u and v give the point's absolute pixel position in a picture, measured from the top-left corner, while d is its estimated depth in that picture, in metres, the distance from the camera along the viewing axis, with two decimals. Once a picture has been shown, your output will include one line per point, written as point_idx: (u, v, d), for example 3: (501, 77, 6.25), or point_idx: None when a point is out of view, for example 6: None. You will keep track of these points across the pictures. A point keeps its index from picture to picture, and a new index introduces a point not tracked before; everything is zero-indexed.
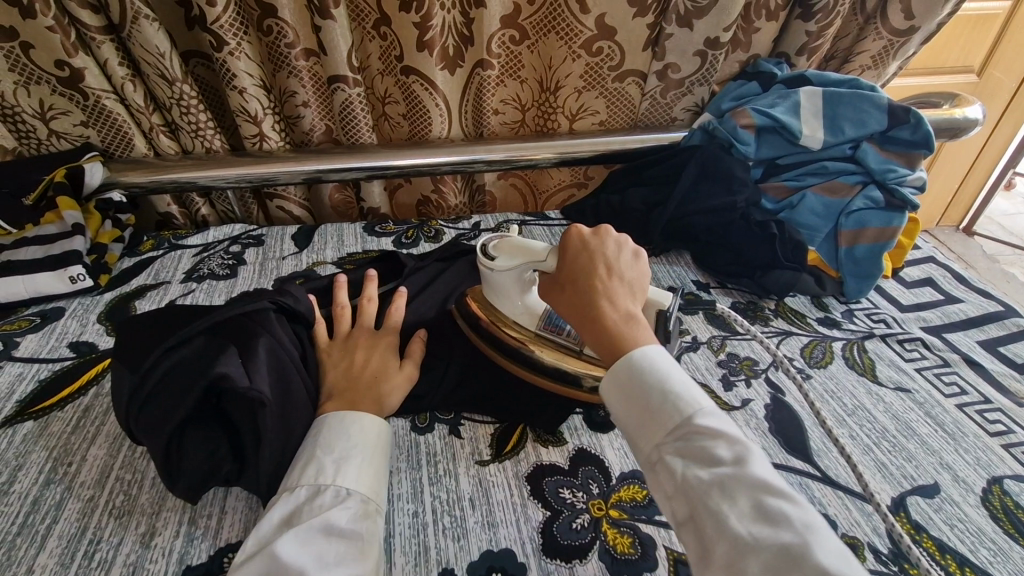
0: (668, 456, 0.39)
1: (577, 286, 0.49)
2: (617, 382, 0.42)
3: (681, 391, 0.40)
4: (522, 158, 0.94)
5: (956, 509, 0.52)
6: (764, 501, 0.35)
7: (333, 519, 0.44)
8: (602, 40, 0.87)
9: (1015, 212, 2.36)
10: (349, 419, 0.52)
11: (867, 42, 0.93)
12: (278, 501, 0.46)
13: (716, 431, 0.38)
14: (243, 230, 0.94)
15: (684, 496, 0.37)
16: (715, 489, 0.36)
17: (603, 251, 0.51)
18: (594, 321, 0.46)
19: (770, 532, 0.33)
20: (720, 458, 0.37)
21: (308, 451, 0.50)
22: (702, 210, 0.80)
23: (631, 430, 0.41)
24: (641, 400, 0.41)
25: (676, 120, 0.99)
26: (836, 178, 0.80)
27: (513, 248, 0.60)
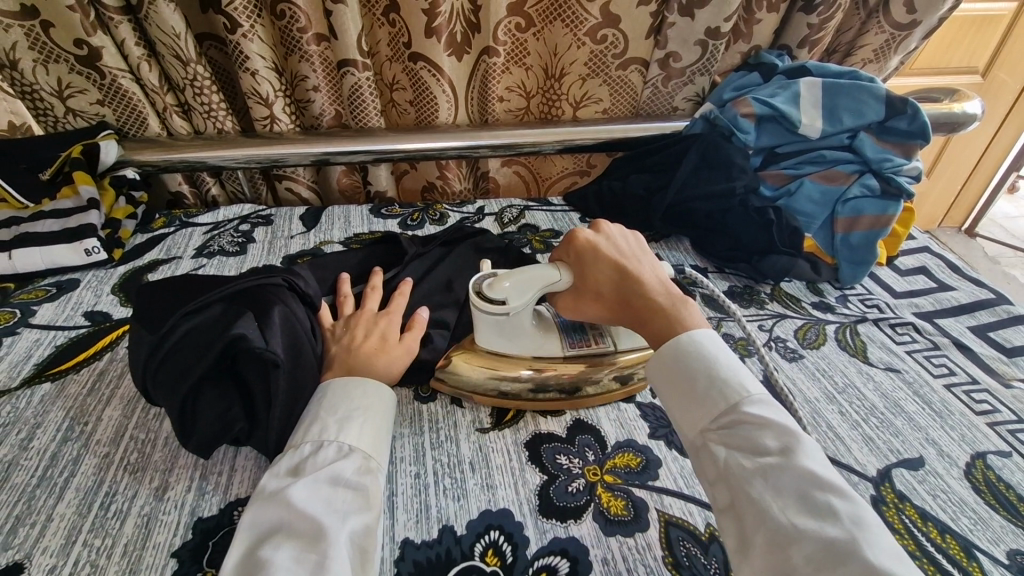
0: (714, 442, 0.46)
1: (611, 284, 0.58)
2: (667, 371, 0.51)
3: (732, 385, 0.48)
4: (526, 144, 0.96)
5: (939, 481, 0.54)
6: (811, 494, 0.40)
7: (338, 473, 0.47)
8: (606, 28, 0.89)
9: (1019, 215, 2.37)
10: (350, 382, 0.54)
11: (868, 36, 0.94)
12: (284, 456, 0.49)
13: (763, 422, 0.45)
14: (252, 210, 0.97)
15: (729, 480, 0.44)
16: (760, 476, 0.42)
17: (612, 248, 0.60)
18: (647, 317, 0.56)
19: (814, 523, 0.39)
20: (768, 448, 0.43)
21: (311, 412, 0.52)
22: (702, 196, 0.82)
23: (680, 416, 0.50)
24: (689, 387, 0.49)
25: (677, 110, 1.01)
26: (834, 166, 0.81)
27: (524, 280, 0.57)
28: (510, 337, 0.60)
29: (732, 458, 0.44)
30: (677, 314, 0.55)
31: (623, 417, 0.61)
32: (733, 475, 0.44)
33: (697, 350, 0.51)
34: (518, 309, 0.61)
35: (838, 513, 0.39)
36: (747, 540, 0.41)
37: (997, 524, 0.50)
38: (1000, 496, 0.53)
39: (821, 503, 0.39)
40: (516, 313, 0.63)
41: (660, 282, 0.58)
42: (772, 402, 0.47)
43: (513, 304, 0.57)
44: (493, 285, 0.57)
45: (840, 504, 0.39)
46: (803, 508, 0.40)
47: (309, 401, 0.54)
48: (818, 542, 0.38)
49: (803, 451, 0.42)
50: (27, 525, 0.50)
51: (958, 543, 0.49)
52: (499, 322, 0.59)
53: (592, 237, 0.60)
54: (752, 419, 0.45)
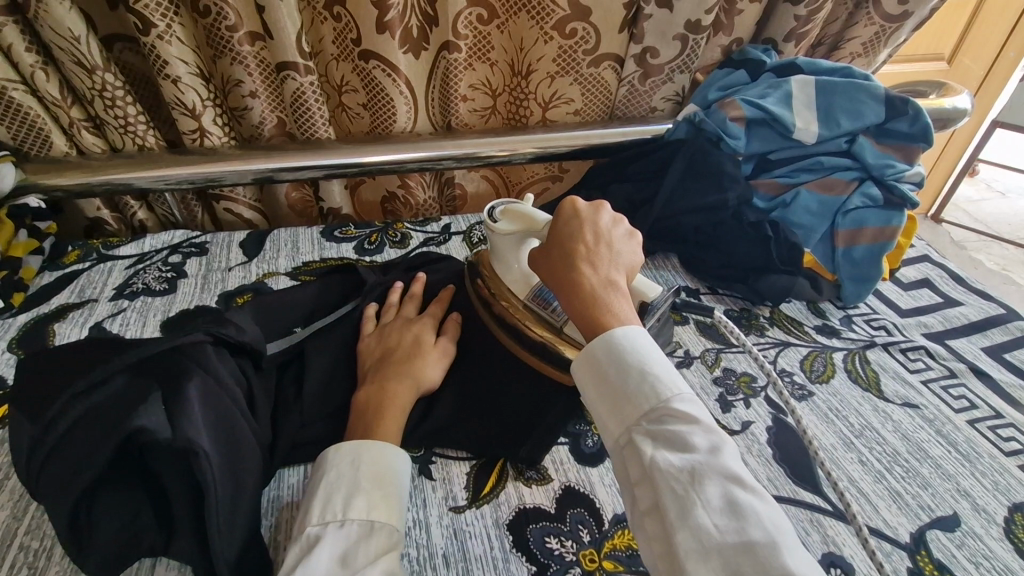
0: (638, 438, 0.37)
1: (562, 255, 0.47)
2: (593, 359, 0.40)
3: (659, 375, 0.39)
4: (494, 154, 0.86)
5: (979, 544, 0.48)
6: (732, 496, 0.33)
7: (394, 564, 0.41)
8: (576, 20, 0.79)
9: (981, 198, 2.40)
10: (396, 450, 0.48)
11: (856, 28, 0.88)
12: (326, 536, 0.42)
13: (691, 418, 0.37)
14: (184, 237, 0.84)
15: (649, 482, 0.36)
16: (684, 477, 0.35)
17: (593, 222, 0.49)
18: (568, 286, 0.45)
19: (737, 530, 0.32)
20: (695, 445, 0.36)
21: (351, 478, 0.45)
22: (691, 211, 0.74)
23: (601, 413, 0.40)
24: (616, 383, 0.39)
25: (655, 111, 0.93)
26: (831, 173, 0.74)
27: (515, 213, 0.57)
28: (504, 264, 0.59)
29: (656, 457, 0.36)
30: (602, 297, 0.44)
31: None
32: (657, 476, 0.35)
33: (628, 340, 0.40)
34: (506, 254, 0.58)
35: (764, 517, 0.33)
36: (668, 546, 0.34)
37: None
38: None
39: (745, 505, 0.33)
40: (507, 265, 0.58)
41: (625, 271, 0.47)
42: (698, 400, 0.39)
43: (500, 230, 0.57)
44: (503, 212, 0.58)
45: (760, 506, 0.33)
46: (721, 512, 0.33)
47: (335, 459, 0.46)
48: (741, 550, 0.32)
49: (730, 449, 0.35)
50: None
51: None
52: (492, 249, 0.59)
53: (581, 206, 0.50)
54: (678, 415, 0.37)
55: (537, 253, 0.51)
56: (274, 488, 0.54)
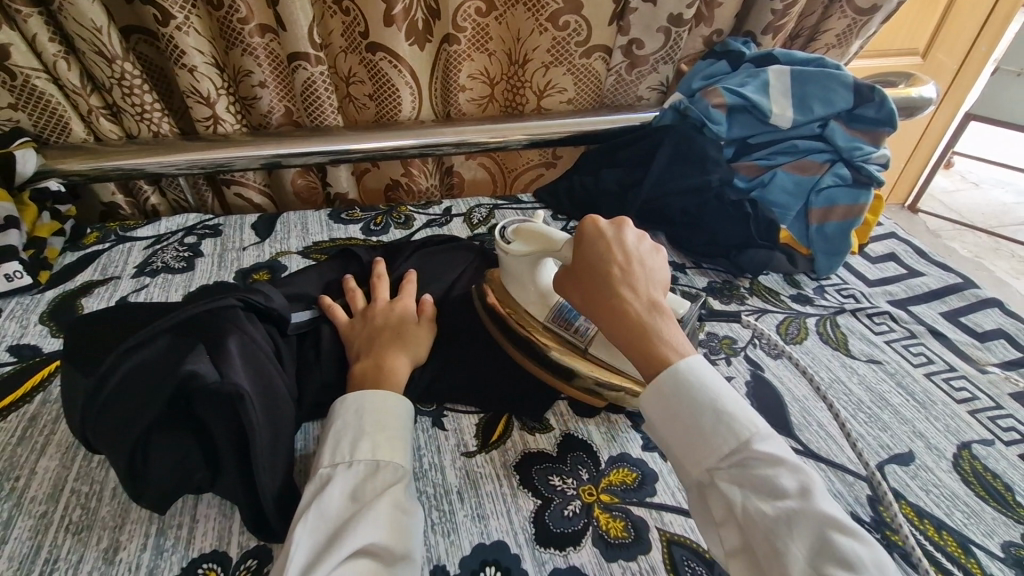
0: (723, 483, 0.43)
1: (594, 278, 0.51)
2: (663, 397, 0.45)
3: (737, 418, 0.44)
4: (492, 141, 0.92)
5: (930, 475, 0.54)
6: (828, 535, 0.38)
7: (399, 496, 0.46)
8: (568, 14, 0.84)
9: (955, 189, 2.51)
10: (397, 399, 0.52)
11: (830, 21, 0.94)
12: (337, 475, 0.46)
13: (774, 458, 0.42)
14: (198, 220, 0.88)
15: (741, 520, 0.41)
16: (780, 521, 0.40)
17: (622, 243, 0.52)
18: (615, 312, 0.49)
19: (835, 566, 0.37)
20: (784, 489, 0.41)
21: (356, 425, 0.49)
22: (676, 191, 0.80)
23: (680, 453, 0.45)
24: (692, 422, 0.45)
25: (642, 99, 0.98)
26: (806, 156, 0.80)
27: (531, 235, 0.59)
28: (521, 285, 0.62)
29: (747, 503, 0.41)
30: (651, 327, 0.48)
31: (614, 430, 0.58)
32: (749, 520, 0.41)
33: (701, 381, 0.45)
34: (523, 273, 0.61)
35: (862, 558, 0.37)
36: None
37: (989, 516, 0.51)
38: (988, 487, 0.54)
39: (843, 546, 0.37)
40: (524, 284, 0.61)
41: (660, 288, 0.52)
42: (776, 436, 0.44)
43: (516, 252, 0.60)
44: (516, 233, 0.61)
45: (856, 543, 0.38)
46: (821, 555, 0.38)
47: (342, 410, 0.51)
48: None
49: (819, 491, 0.40)
50: None
51: (955, 539, 0.49)
52: (509, 267, 0.62)
53: (603, 225, 0.53)
54: (762, 456, 0.42)
55: (566, 273, 0.55)
56: (301, 438, 0.58)
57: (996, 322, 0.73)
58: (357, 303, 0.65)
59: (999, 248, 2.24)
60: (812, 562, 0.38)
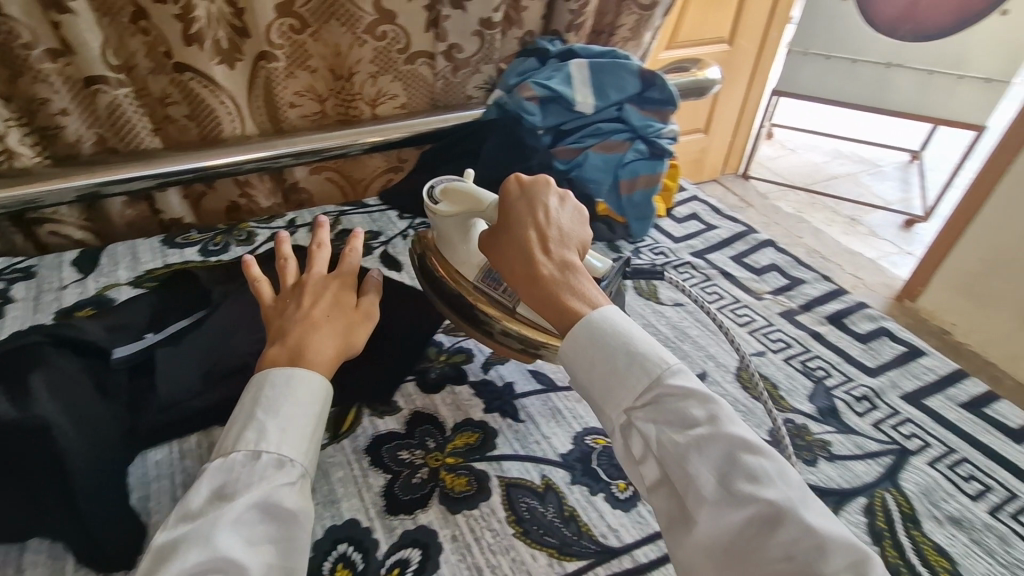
0: (643, 420, 0.45)
1: (512, 239, 0.55)
2: (581, 344, 0.48)
3: (646, 355, 0.46)
4: (328, 148, 0.93)
5: (718, 388, 0.65)
6: (738, 457, 0.41)
7: (274, 496, 0.43)
8: (384, 24, 0.88)
9: (777, 155, 2.90)
10: (308, 385, 0.49)
11: (624, 18, 1.07)
12: (226, 457, 0.44)
13: (685, 392, 0.44)
14: (7, 264, 0.81)
15: (664, 455, 0.43)
16: (694, 447, 0.42)
17: (539, 202, 0.56)
18: (529, 272, 0.52)
19: (751, 485, 0.40)
20: (696, 418, 0.43)
21: (255, 407, 0.47)
22: (501, 178, 0.88)
23: (602, 395, 0.47)
24: (607, 363, 0.47)
25: (471, 98, 1.04)
26: (609, 136, 0.90)
27: (459, 195, 0.62)
28: (454, 247, 0.65)
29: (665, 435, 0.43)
30: (564, 283, 0.51)
31: (459, 398, 0.63)
32: (668, 451, 0.43)
33: (608, 323, 0.48)
34: (453, 236, 0.65)
35: (774, 474, 0.40)
36: (686, 511, 0.42)
37: (759, 411, 0.63)
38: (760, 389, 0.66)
39: (753, 466, 0.40)
40: (456, 247, 0.65)
41: (574, 247, 0.56)
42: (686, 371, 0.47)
43: (444, 213, 0.63)
44: (444, 194, 0.64)
45: (767, 463, 0.41)
46: (739, 475, 0.41)
47: (250, 389, 0.49)
48: (758, 506, 0.39)
49: (725, 418, 0.43)
50: None
51: None
52: (439, 229, 0.65)
53: (521, 188, 0.57)
54: (675, 391, 0.44)
55: (489, 235, 0.58)
56: (139, 468, 0.58)
57: (771, 259, 0.88)
58: (289, 275, 0.61)
59: (814, 201, 2.62)
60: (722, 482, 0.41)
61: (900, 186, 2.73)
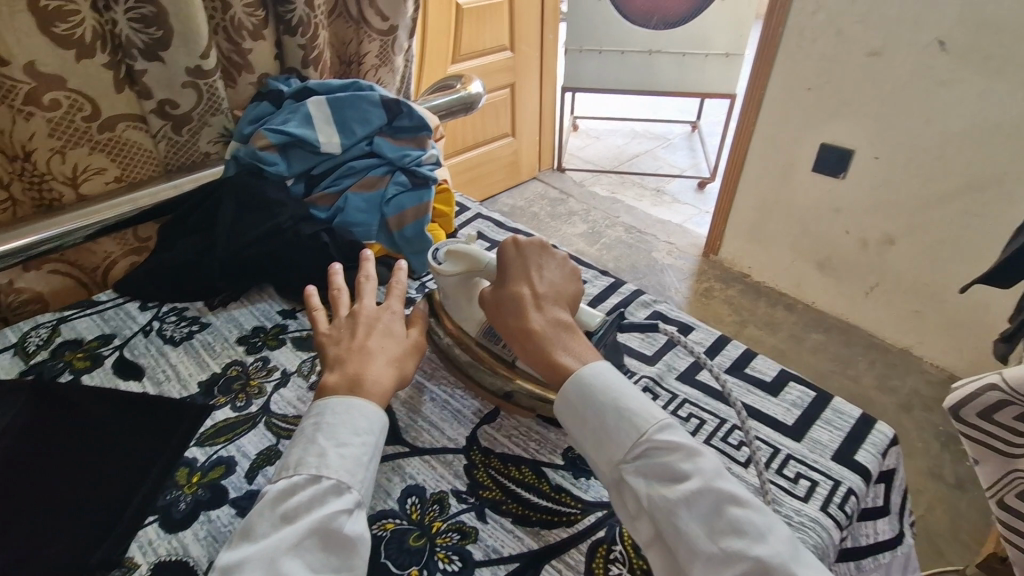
0: (631, 477, 0.48)
1: (501, 299, 0.59)
2: (572, 399, 0.51)
3: (635, 410, 0.49)
4: (24, 244, 0.73)
5: (512, 422, 0.63)
6: (727, 511, 0.44)
7: (329, 521, 0.45)
8: (53, 91, 0.72)
9: (585, 145, 3.10)
10: (370, 409, 0.51)
11: (367, 45, 1.01)
12: (276, 486, 0.47)
13: (673, 444, 0.47)
14: None
15: (657, 515, 0.46)
16: (682, 505, 0.44)
17: (526, 256, 0.61)
18: (518, 331, 0.57)
19: (739, 541, 0.43)
20: (684, 473, 0.46)
21: (318, 429, 0.50)
22: (249, 243, 0.78)
23: (592, 450, 0.50)
24: (597, 420, 0.50)
25: (210, 155, 0.90)
26: (366, 174, 0.84)
27: (458, 255, 0.64)
28: (458, 306, 0.66)
29: (652, 493, 0.46)
30: (551, 338, 0.55)
31: (214, 527, 0.54)
32: (657, 511, 0.45)
33: (598, 379, 0.51)
34: (457, 295, 0.66)
35: (757, 528, 0.43)
36: (681, 569, 0.45)
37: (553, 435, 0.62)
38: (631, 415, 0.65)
39: (740, 521, 0.43)
40: (461, 305, 0.66)
41: (560, 299, 0.59)
42: (673, 421, 0.49)
43: (446, 272, 0.65)
44: (446, 255, 0.65)
45: (753, 515, 0.44)
46: (723, 535, 0.43)
47: (327, 407, 0.51)
48: (746, 564, 0.42)
49: (711, 470, 0.46)
50: None
51: (530, 468, 0.59)
52: (447, 290, 0.66)
53: (513, 244, 0.62)
54: (663, 444, 0.47)
55: (484, 295, 0.62)
56: None
57: None
58: (341, 306, 0.62)
59: (624, 181, 2.84)
60: (712, 539, 0.43)
61: (689, 154, 3.07)
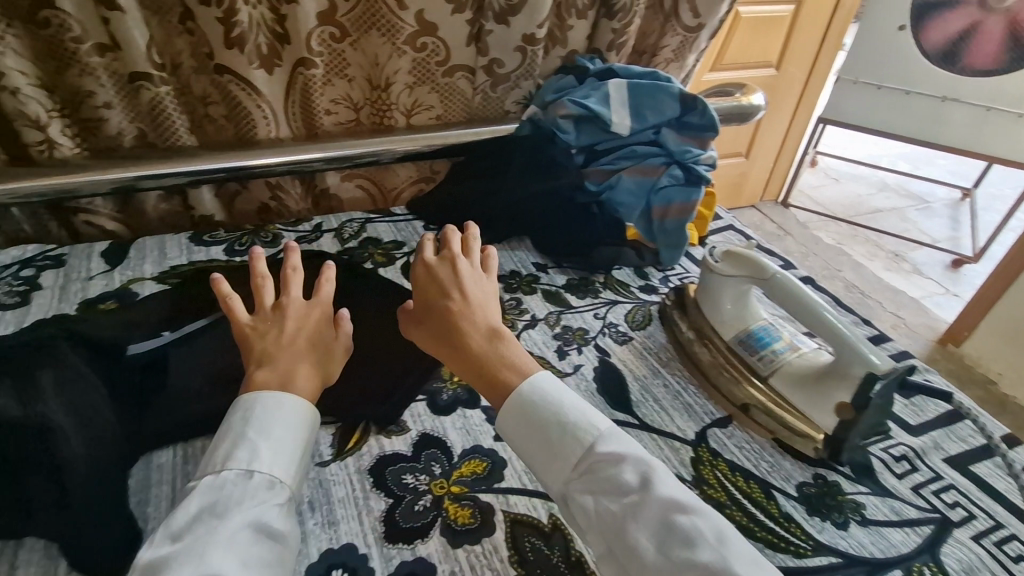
0: (576, 492, 0.46)
1: (430, 314, 0.59)
2: (513, 414, 0.50)
3: (572, 423, 0.48)
4: (359, 155, 0.92)
5: (744, 434, 0.63)
6: (671, 520, 0.42)
7: (261, 516, 0.43)
8: (425, 36, 0.88)
9: (819, 185, 2.81)
10: (292, 403, 0.49)
11: (668, 39, 1.03)
12: (199, 487, 0.44)
13: (612, 458, 0.46)
14: (39, 251, 0.82)
15: (602, 526, 0.44)
16: (628, 515, 0.43)
17: (464, 272, 0.61)
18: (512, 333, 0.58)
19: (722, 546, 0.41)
20: (628, 483, 0.45)
21: (240, 431, 0.47)
22: (529, 195, 0.87)
23: (539, 466, 0.49)
24: (541, 436, 0.49)
25: (509, 113, 1.02)
26: (644, 161, 0.87)
27: (740, 259, 0.66)
28: (716, 306, 0.69)
29: (598, 502, 0.45)
30: (495, 350, 0.55)
31: (469, 423, 0.61)
32: (609, 521, 0.44)
33: (533, 395, 0.51)
34: (721, 294, 0.68)
35: (708, 537, 0.41)
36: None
37: (787, 464, 0.60)
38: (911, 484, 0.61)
39: (687, 527, 0.42)
40: (720, 306, 0.69)
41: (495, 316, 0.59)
42: (621, 434, 0.49)
43: (724, 272, 0.67)
44: (727, 255, 0.67)
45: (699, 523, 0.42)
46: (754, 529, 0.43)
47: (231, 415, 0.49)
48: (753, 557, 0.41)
49: (655, 480, 0.44)
50: None
51: (760, 486, 0.58)
52: (710, 286, 0.69)
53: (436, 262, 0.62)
54: (604, 458, 0.46)
55: (406, 316, 0.61)
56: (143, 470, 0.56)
57: None
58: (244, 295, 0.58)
59: (856, 234, 2.52)
60: (663, 547, 0.42)
61: (948, 224, 2.61)
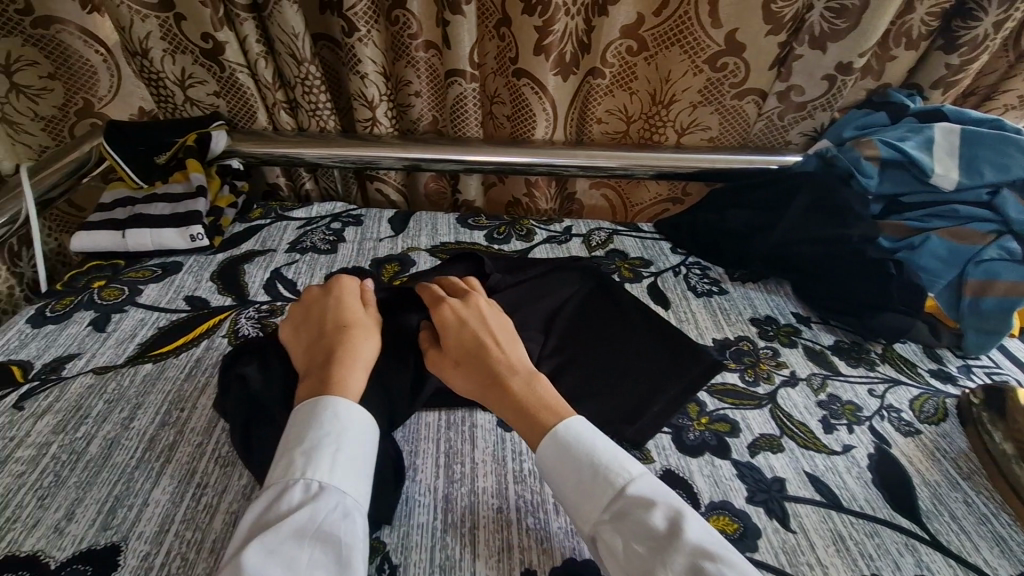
0: (607, 533, 0.44)
1: (472, 354, 0.56)
2: (556, 456, 0.49)
3: (608, 465, 0.47)
4: (620, 167, 0.92)
5: None
6: (703, 566, 0.40)
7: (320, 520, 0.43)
8: (728, 56, 0.84)
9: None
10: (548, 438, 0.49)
11: (1017, 82, 0.85)
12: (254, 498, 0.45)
13: (646, 499, 0.44)
14: (344, 209, 0.98)
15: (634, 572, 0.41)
16: (657, 558, 0.41)
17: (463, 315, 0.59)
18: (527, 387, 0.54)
19: None
20: (657, 525, 0.42)
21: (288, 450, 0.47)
22: (808, 241, 0.78)
23: (571, 505, 0.47)
24: (575, 475, 0.47)
25: (789, 144, 0.94)
26: (966, 223, 0.74)
27: None
28: None
29: (628, 546, 0.42)
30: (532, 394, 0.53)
31: (718, 473, 0.56)
32: (633, 565, 0.41)
33: (569, 434, 0.49)
34: None
35: None
36: None
37: None
38: None
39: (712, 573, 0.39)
40: None
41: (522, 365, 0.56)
42: (652, 479, 0.47)
43: None
44: None
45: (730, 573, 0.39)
46: None
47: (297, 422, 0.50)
48: None
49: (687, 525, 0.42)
50: (126, 506, 0.52)
51: None
52: None
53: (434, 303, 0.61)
54: (636, 500, 0.44)
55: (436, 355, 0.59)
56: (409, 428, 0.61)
57: None
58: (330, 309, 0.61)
59: None
60: None
61: None
